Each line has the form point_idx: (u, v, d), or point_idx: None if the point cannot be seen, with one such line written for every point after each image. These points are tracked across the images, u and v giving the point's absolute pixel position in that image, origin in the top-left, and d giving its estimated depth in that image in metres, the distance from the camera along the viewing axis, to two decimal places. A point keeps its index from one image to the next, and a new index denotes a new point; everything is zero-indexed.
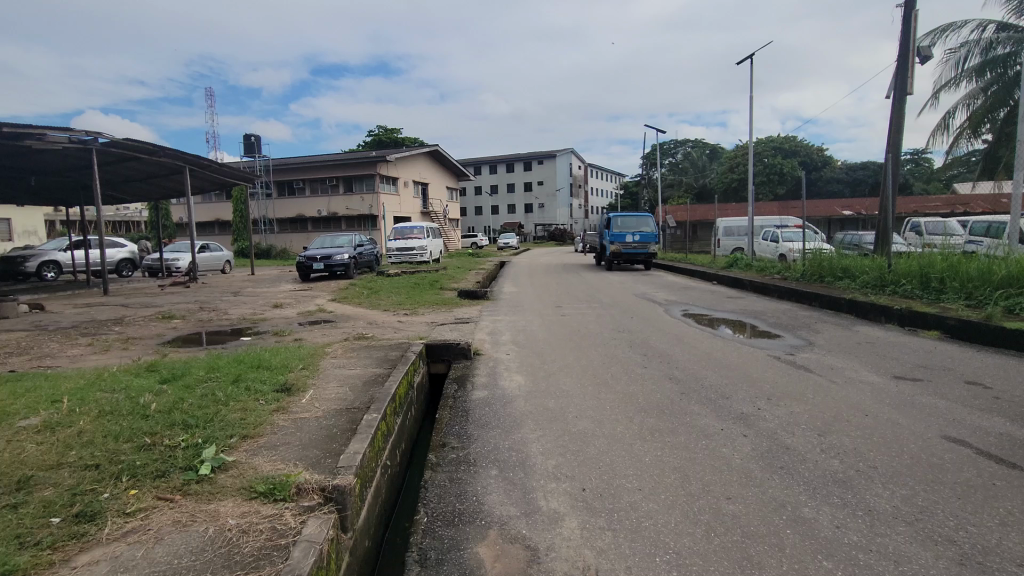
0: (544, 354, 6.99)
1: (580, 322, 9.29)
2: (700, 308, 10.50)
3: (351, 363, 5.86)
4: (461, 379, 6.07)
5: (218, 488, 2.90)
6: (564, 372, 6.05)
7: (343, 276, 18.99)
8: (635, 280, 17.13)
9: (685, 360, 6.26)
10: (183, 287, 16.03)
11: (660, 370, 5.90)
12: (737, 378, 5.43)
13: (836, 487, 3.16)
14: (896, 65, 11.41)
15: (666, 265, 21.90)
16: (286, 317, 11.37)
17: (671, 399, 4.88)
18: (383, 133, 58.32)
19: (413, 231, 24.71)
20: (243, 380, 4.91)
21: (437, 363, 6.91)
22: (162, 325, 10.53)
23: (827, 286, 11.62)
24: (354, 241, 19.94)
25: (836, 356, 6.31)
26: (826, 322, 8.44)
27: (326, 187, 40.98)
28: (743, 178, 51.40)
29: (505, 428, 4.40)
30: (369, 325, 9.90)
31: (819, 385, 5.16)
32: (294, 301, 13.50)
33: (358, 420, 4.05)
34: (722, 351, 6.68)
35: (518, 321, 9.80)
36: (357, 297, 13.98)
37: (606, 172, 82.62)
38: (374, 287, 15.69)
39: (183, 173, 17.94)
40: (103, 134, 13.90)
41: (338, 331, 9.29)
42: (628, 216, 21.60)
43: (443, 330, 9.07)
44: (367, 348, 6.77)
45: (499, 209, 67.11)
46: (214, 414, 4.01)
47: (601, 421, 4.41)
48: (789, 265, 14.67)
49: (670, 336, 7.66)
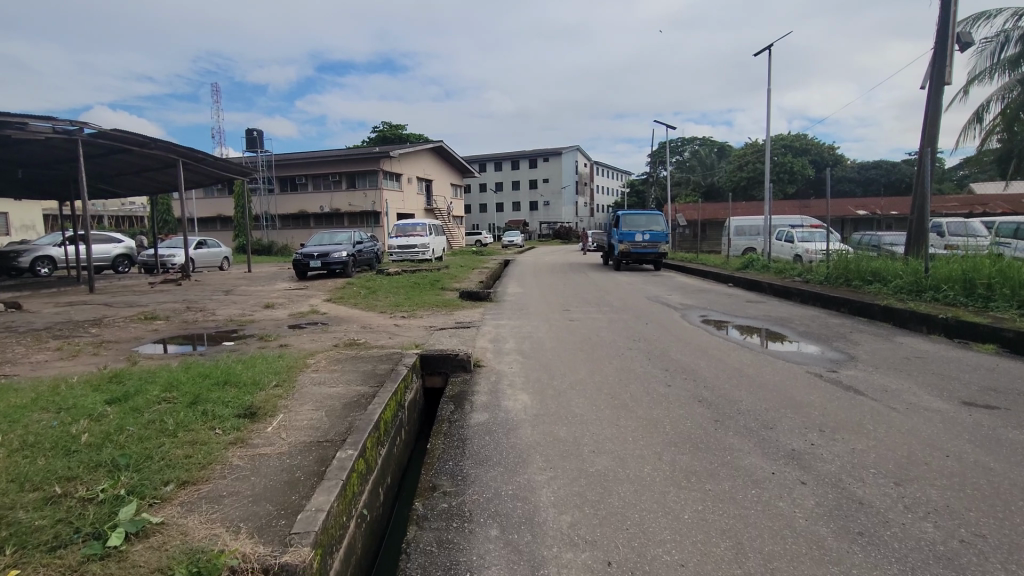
0: (553, 367, 6.26)
1: (591, 329, 8.54)
2: (720, 314, 9.73)
3: (333, 378, 5.14)
4: (459, 397, 5.34)
5: (126, 570, 2.18)
6: (576, 390, 5.32)
7: (341, 275, 18.28)
8: (646, 281, 16.36)
9: (714, 378, 5.50)
10: (174, 286, 15.36)
11: (687, 391, 5.14)
12: (778, 403, 4.68)
13: (942, 569, 2.43)
14: (934, 52, 10.58)
15: (676, 265, 21.10)
16: (276, 319, 10.66)
17: (703, 430, 4.14)
18: (388, 130, 57.74)
19: (415, 229, 24.00)
20: (200, 403, 4.17)
21: (433, 376, 6.18)
22: (142, 327, 9.85)
23: (855, 290, 10.85)
24: (354, 238, 19.26)
25: (886, 374, 5.55)
26: (863, 333, 7.66)
27: (328, 182, 40.35)
28: (753, 177, 50.60)
29: (509, 466, 3.66)
30: (362, 330, 9.18)
31: (877, 412, 4.41)
32: (287, 302, 12.81)
33: (328, 458, 3.31)
34: (754, 366, 5.94)
35: (524, 326, 9.06)
36: (354, 298, 13.30)
37: (612, 171, 81.87)
38: (373, 286, 15.00)
39: (176, 166, 17.27)
40: (89, 124, 13.23)
41: (328, 336, 8.61)
42: (637, 214, 20.83)
43: (442, 337, 8.33)
44: (354, 358, 6.04)
45: (504, 206, 66.45)
46: (154, 451, 3.27)
47: (625, 460, 3.68)
48: (810, 267, 13.87)
49: (692, 347, 6.91)
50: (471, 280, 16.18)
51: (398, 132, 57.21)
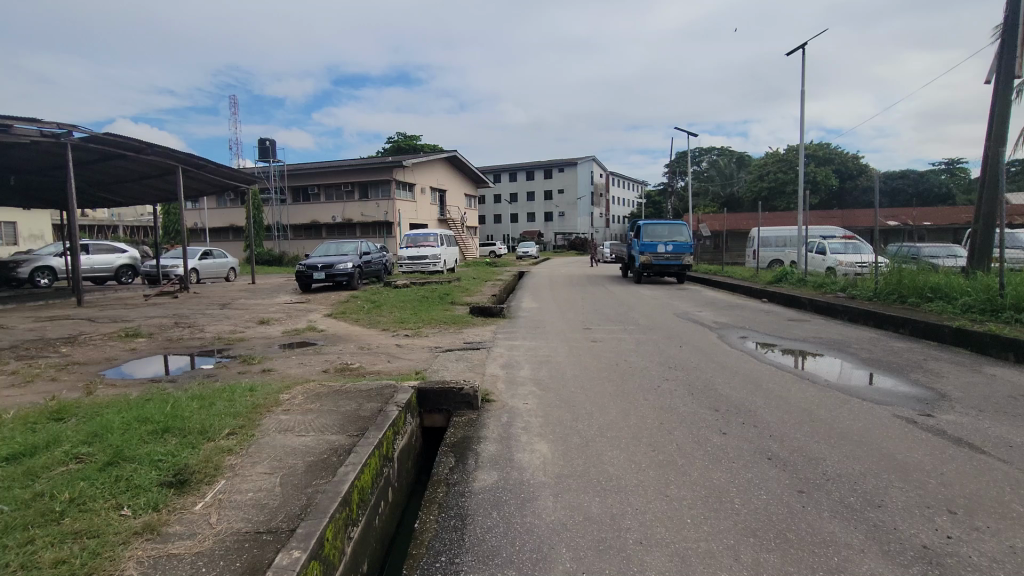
0: (577, 403, 5.21)
1: (617, 352, 7.49)
2: (762, 335, 8.60)
3: (305, 422, 4.13)
4: (462, 444, 4.29)
5: None
6: (608, 438, 4.27)
7: (347, 287, 17.40)
8: (671, 295, 15.25)
9: (779, 424, 4.42)
10: (170, 299, 14.60)
11: (749, 444, 4.05)
12: (877, 466, 3.57)
13: None
14: (1001, 41, 9.45)
15: (701, 278, 19.94)
16: (267, 338, 9.74)
17: (789, 511, 3.05)
18: (402, 140, 57.39)
19: (426, 239, 23.12)
20: (116, 465, 3.17)
21: (432, 414, 5.15)
22: (119, 345, 8.99)
23: (912, 308, 9.66)
24: (361, 248, 18.41)
25: (998, 420, 4.41)
26: (942, 362, 6.48)
27: (340, 192, 39.81)
28: (774, 187, 49.32)
29: (524, 568, 2.61)
30: (359, 352, 8.20)
31: (1018, 483, 3.28)
32: (285, 317, 11.92)
33: (264, 567, 2.28)
34: (825, 406, 4.82)
35: (541, 349, 8.00)
36: (357, 312, 12.39)
37: (628, 182, 80.88)
38: (378, 300, 14.09)
39: (176, 174, 16.60)
40: (80, 128, 12.58)
41: (320, 359, 7.67)
42: (660, 224, 19.71)
43: (447, 362, 7.31)
44: (337, 391, 5.03)
45: (519, 217, 65.66)
46: (12, 554, 2.27)
47: (688, 561, 2.60)
48: (853, 282, 12.67)
49: (741, 380, 5.81)
50: (484, 294, 15.20)
51: (412, 142, 56.80)
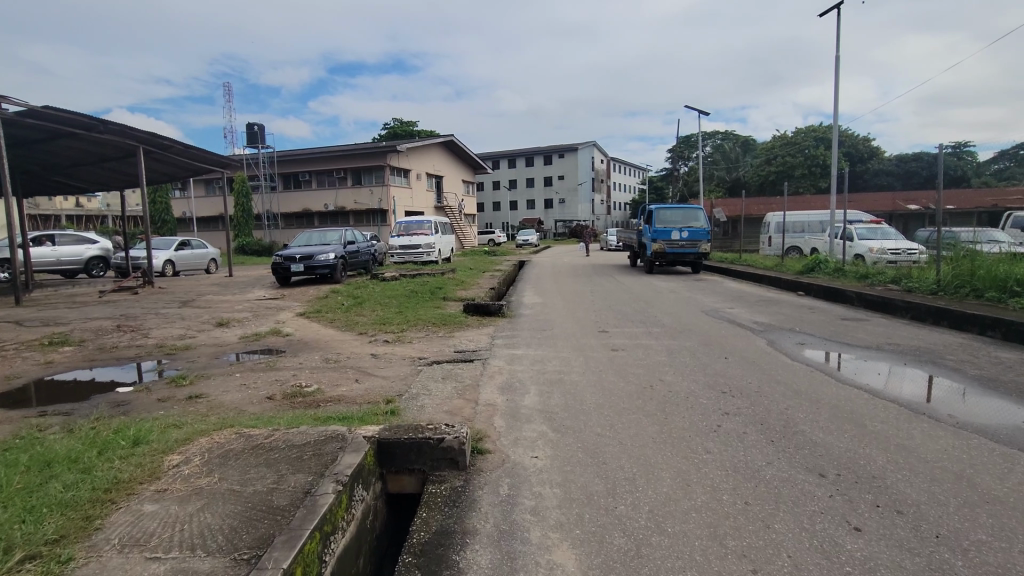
0: (612, 460, 3.60)
1: (648, 368, 5.89)
2: (821, 341, 6.99)
3: (177, 526, 2.49)
4: (438, 551, 2.66)
5: None
6: (672, 540, 2.66)
7: (330, 281, 15.72)
8: (690, 288, 13.59)
9: (939, 512, 2.80)
10: (128, 296, 12.96)
11: (917, 560, 2.43)
12: None
13: None
14: None
15: (718, 267, 18.34)
16: (219, 347, 8.07)
17: None
18: (398, 126, 55.59)
19: (419, 227, 21.49)
20: None
21: (400, 476, 3.54)
22: (34, 358, 7.37)
23: (997, 306, 8.12)
24: (346, 237, 16.73)
25: None
26: None
27: (332, 178, 38.03)
28: (782, 171, 47.74)
29: None
30: (322, 367, 6.54)
31: None
32: (250, 318, 10.28)
33: None
34: (986, 471, 3.22)
35: (550, 363, 6.34)
36: (335, 311, 10.76)
37: (629, 168, 78.92)
38: (362, 295, 12.47)
39: (138, 156, 14.91)
40: (15, 100, 10.91)
41: (272, 378, 6.06)
42: (673, 209, 18.05)
43: (431, 384, 5.65)
44: (255, 447, 3.37)
45: (518, 204, 63.79)
46: None
47: None
48: (902, 273, 11.14)
49: (835, 416, 4.18)
50: (481, 288, 13.58)
51: (408, 128, 54.88)
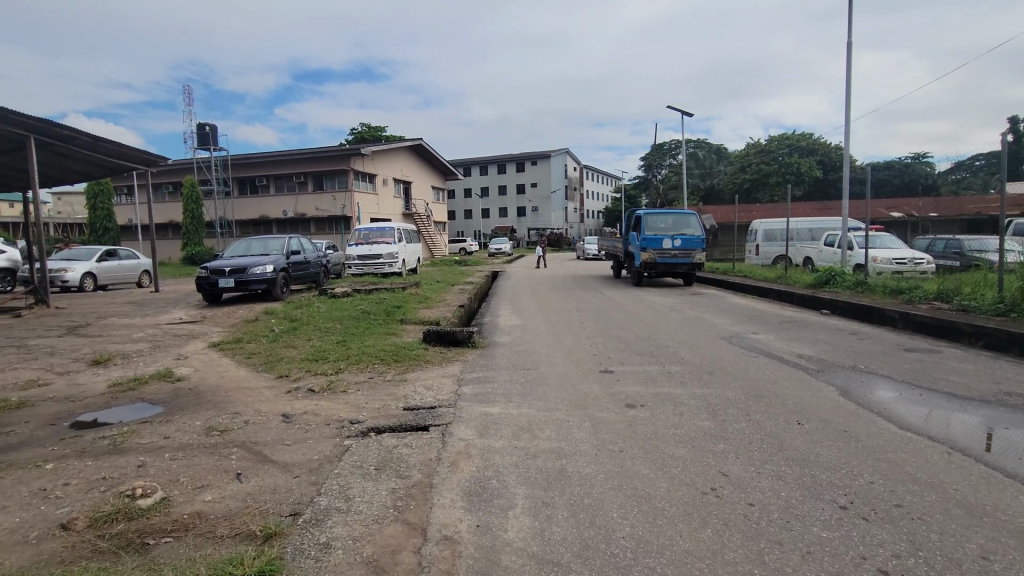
0: None
1: (694, 448, 3.82)
2: (909, 388, 5.10)
3: None
4: None
5: None
6: None
7: (269, 297, 13.36)
8: (692, 304, 11.69)
9: None
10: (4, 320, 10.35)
11: None
12: None
13: None
14: None
15: (713, 279, 16.57)
16: (71, 401, 5.70)
17: None
18: (365, 131, 53.11)
19: (381, 235, 19.23)
20: None
21: None
22: None
23: None
24: (290, 246, 14.37)
25: None
26: None
27: (291, 183, 35.36)
28: (757, 178, 46.83)
29: None
30: (194, 444, 4.27)
31: None
32: (144, 351, 7.90)
33: None
34: None
35: (544, 436, 4.21)
36: (260, 340, 8.48)
37: (602, 176, 77.55)
38: (300, 317, 10.15)
39: (29, 149, 12.31)
40: None
41: (105, 471, 3.78)
42: (662, 215, 16.24)
43: (355, 484, 3.47)
44: None
45: (490, 212, 61.66)
46: None
47: None
48: (946, 285, 9.42)
49: None
50: (447, 306, 11.41)
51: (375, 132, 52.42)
